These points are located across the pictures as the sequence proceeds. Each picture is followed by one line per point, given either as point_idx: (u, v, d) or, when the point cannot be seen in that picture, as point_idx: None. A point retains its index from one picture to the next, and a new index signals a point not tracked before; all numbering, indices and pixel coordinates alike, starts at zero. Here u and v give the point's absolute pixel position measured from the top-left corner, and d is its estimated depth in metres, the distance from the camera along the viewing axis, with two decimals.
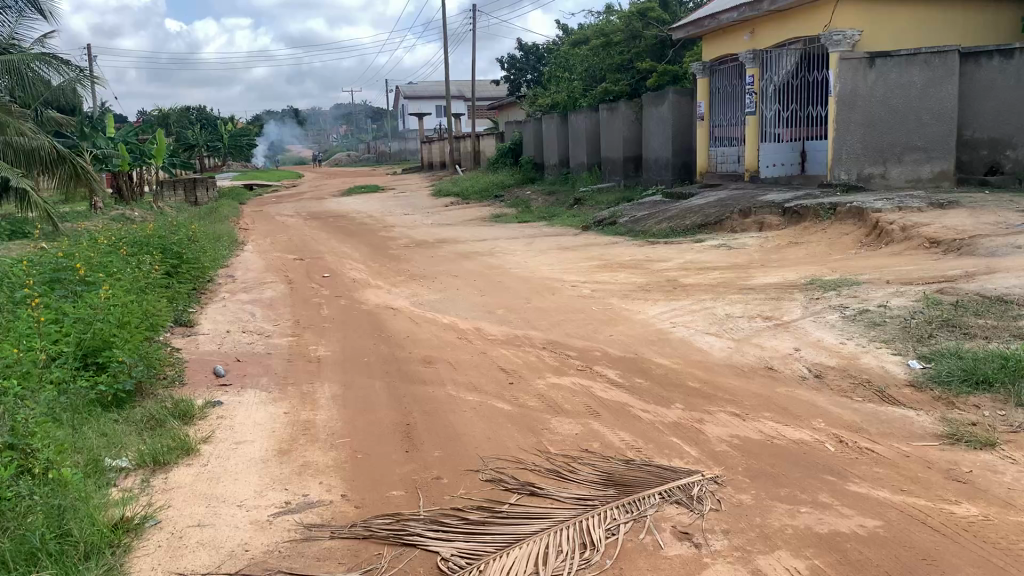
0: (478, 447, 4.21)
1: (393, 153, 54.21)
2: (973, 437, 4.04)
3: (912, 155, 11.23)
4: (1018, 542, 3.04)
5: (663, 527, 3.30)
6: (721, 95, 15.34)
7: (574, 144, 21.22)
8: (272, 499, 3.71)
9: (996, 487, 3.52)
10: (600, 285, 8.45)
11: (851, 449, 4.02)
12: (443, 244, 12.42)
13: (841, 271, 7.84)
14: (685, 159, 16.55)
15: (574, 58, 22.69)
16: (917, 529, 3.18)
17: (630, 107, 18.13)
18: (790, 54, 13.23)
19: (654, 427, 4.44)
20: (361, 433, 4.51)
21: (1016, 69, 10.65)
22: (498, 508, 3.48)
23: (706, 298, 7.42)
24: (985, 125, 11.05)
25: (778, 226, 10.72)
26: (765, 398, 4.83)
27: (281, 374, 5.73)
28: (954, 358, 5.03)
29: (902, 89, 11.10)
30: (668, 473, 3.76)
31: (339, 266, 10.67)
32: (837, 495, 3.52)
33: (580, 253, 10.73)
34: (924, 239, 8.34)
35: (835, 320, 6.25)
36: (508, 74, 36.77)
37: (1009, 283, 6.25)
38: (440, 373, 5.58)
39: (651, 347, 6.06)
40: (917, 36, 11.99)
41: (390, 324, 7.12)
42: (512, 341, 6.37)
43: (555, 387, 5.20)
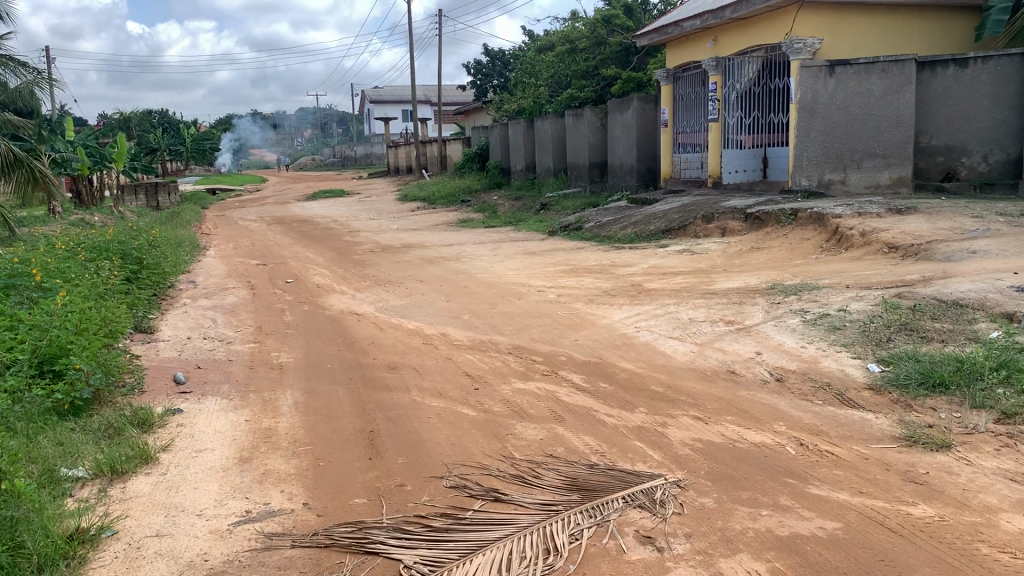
0: (442, 454, 4.20)
1: (359, 157, 54.04)
2: (930, 438, 4.11)
3: (871, 162, 11.43)
4: (972, 543, 3.10)
5: (626, 531, 3.31)
6: (685, 102, 15.46)
7: (541, 149, 21.31)
8: (233, 507, 3.66)
9: (951, 489, 3.58)
10: (565, 290, 8.47)
11: (811, 452, 4.07)
12: (409, 249, 12.41)
13: (801, 277, 7.94)
14: (650, 165, 16.68)
15: (541, 64, 22.89)
16: (875, 530, 3.22)
17: (596, 113, 18.25)
18: (752, 62, 13.41)
19: (618, 432, 4.46)
20: (323, 441, 4.47)
21: (971, 78, 10.88)
22: (461, 515, 3.46)
23: (670, 302, 7.49)
24: (942, 133, 11.28)
25: (741, 231, 10.84)
26: (726, 402, 4.88)
27: (243, 381, 5.66)
28: (912, 360, 5.12)
29: (862, 97, 11.28)
30: (631, 477, 3.77)
31: (303, 271, 10.60)
32: (797, 497, 3.56)
33: (546, 258, 10.75)
34: (882, 245, 8.48)
35: (796, 324, 6.33)
36: (474, 80, 36.87)
37: (965, 287, 6.38)
38: (404, 379, 5.56)
39: (616, 352, 6.09)
40: (876, 45, 12.20)
41: (354, 330, 7.07)
42: (477, 347, 6.36)
43: (520, 392, 5.19)
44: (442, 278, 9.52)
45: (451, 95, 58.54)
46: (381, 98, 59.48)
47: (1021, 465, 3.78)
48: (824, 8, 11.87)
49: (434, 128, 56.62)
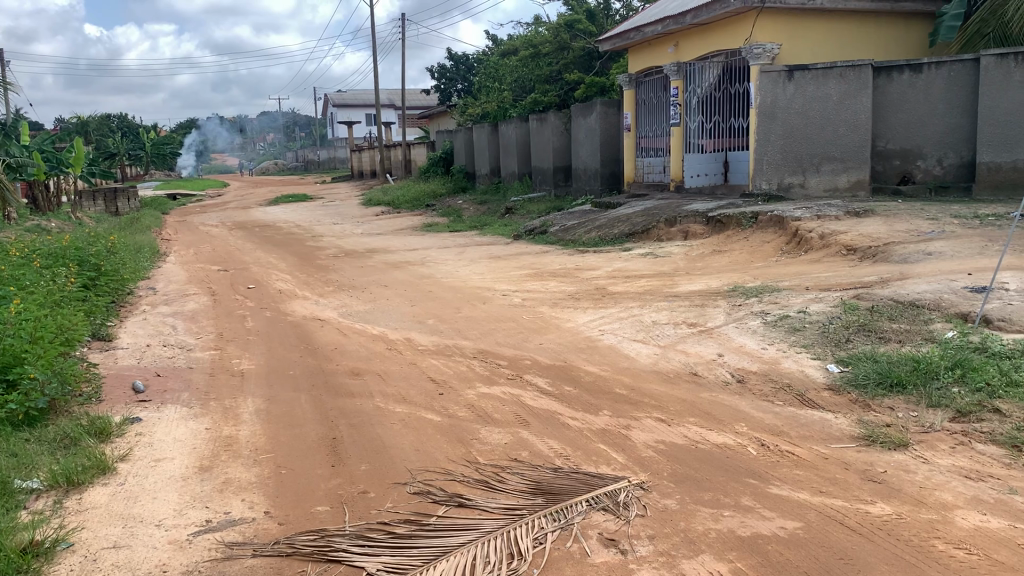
0: (405, 460, 4.17)
1: (322, 161, 53.65)
2: (887, 438, 4.17)
3: (829, 166, 11.61)
4: (929, 539, 3.15)
5: (590, 534, 3.32)
6: (648, 106, 15.57)
7: (506, 154, 21.35)
8: (192, 517, 3.60)
9: (908, 487, 3.63)
10: (530, 294, 8.48)
11: (772, 452, 4.12)
12: (372, 254, 12.34)
13: (761, 279, 8.04)
14: (613, 169, 16.78)
15: (505, 68, 22.92)
16: (835, 530, 3.26)
17: (559, 117, 18.33)
18: (712, 67, 13.57)
19: (582, 435, 4.47)
20: (284, 448, 4.42)
21: (925, 84, 11.10)
22: (426, 521, 3.44)
23: (634, 305, 7.53)
24: (898, 137, 11.49)
25: (703, 234, 10.94)
26: (689, 404, 4.92)
27: (203, 389, 5.58)
28: (870, 361, 5.20)
29: (820, 101, 11.46)
30: (595, 480, 3.77)
31: (265, 276, 10.49)
32: (759, 498, 3.59)
33: (511, 262, 10.76)
34: (842, 247, 8.60)
35: (756, 326, 6.40)
36: (438, 84, 36.85)
37: (921, 288, 6.50)
38: (368, 385, 5.52)
39: (581, 354, 6.11)
40: (833, 50, 12.42)
41: (317, 336, 7.00)
42: (443, 352, 6.34)
43: (485, 397, 5.18)
44: (406, 283, 9.49)
45: (414, 99, 58.45)
46: (344, 102, 59.19)
47: (975, 462, 3.86)
48: (781, 14, 12.05)
49: (398, 133, 56.53)
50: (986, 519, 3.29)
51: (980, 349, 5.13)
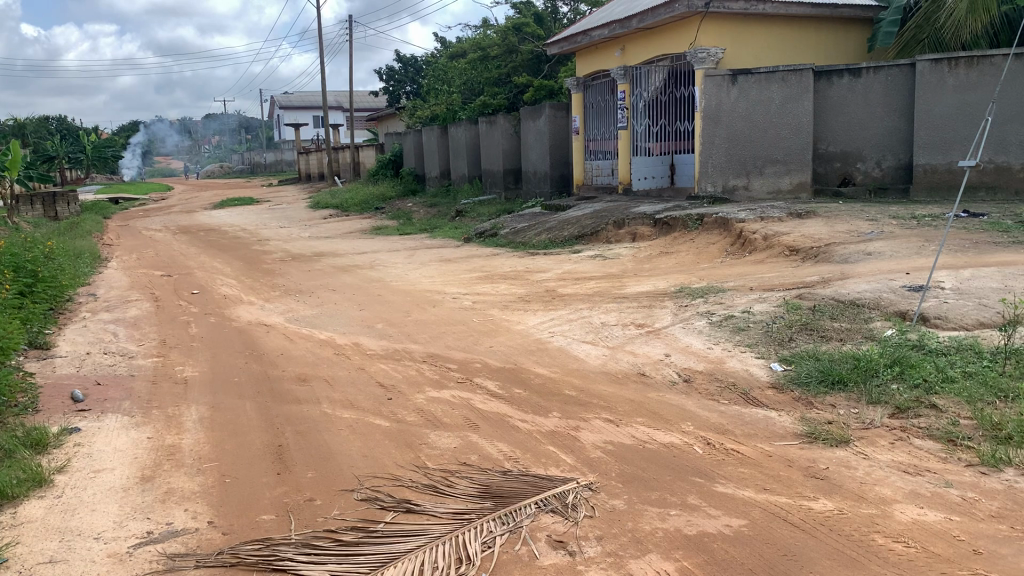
0: (353, 466, 4.13)
1: (268, 164, 52.98)
2: (829, 434, 4.25)
3: (772, 168, 11.81)
4: (869, 534, 3.22)
5: (539, 537, 3.32)
6: (596, 109, 15.69)
7: (456, 157, 21.35)
8: (133, 529, 3.52)
9: (849, 482, 3.71)
10: (480, 297, 8.48)
11: (718, 451, 4.17)
12: (320, 258, 12.20)
13: (707, 280, 8.15)
14: (562, 172, 16.88)
15: (452, 71, 22.85)
16: (779, 526, 3.31)
17: (508, 120, 18.38)
18: (658, 71, 13.73)
19: (532, 437, 4.47)
20: (229, 457, 4.34)
21: (864, 88, 11.38)
22: (373, 527, 3.41)
23: (583, 307, 7.56)
24: (838, 139, 11.75)
25: (650, 236, 11.07)
26: (637, 403, 4.96)
27: (145, 397, 5.46)
28: (812, 360, 5.30)
29: (763, 105, 11.66)
30: (544, 482, 3.78)
31: (209, 281, 10.31)
32: (704, 496, 3.63)
33: (461, 265, 10.75)
34: (784, 248, 8.77)
35: (702, 326, 6.48)
36: (387, 86, 36.68)
37: (861, 287, 6.65)
38: (314, 391, 5.45)
39: (530, 357, 6.12)
40: (775, 55, 12.64)
41: (263, 342, 6.89)
42: (392, 356, 6.29)
43: (434, 401, 5.15)
44: (355, 286, 9.42)
45: (362, 101, 58.08)
46: (291, 104, 58.55)
47: (913, 457, 3.96)
48: (725, 19, 12.23)
49: (347, 134, 56.12)
50: (923, 512, 3.37)
51: (918, 346, 5.27)
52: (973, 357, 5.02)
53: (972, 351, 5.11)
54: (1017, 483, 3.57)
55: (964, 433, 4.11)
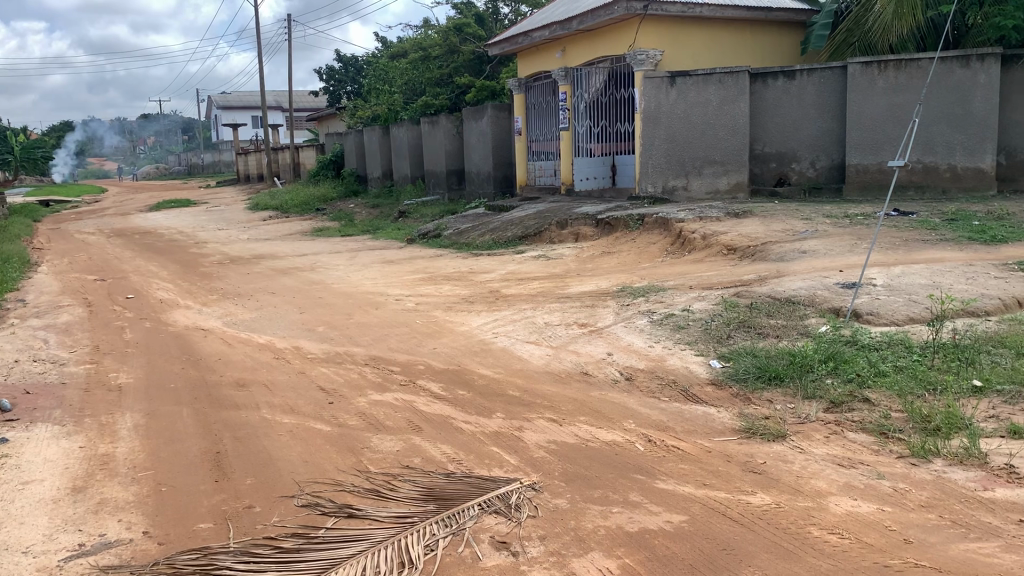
0: (293, 472, 4.07)
1: (205, 165, 51.98)
2: (766, 429, 4.34)
3: (710, 169, 12.01)
4: (805, 526, 3.29)
5: (481, 538, 3.31)
6: (537, 110, 15.74)
7: (398, 157, 21.24)
8: (63, 542, 3.41)
9: (786, 476, 3.79)
10: (423, 298, 8.45)
11: (659, 448, 4.21)
12: (260, 260, 12.00)
13: (648, 279, 8.23)
14: (505, 172, 16.92)
15: (393, 71, 22.69)
16: (718, 521, 3.36)
17: (450, 121, 18.34)
18: (599, 72, 13.84)
19: (475, 438, 4.46)
20: (165, 464, 4.25)
21: (798, 90, 11.64)
22: (314, 534, 3.37)
23: (526, 307, 7.58)
24: (774, 140, 11.99)
25: (592, 236, 11.17)
26: (580, 403, 4.99)
27: (76, 406, 5.30)
28: (749, 356, 5.40)
29: (700, 107, 11.85)
30: (487, 483, 3.77)
31: (144, 285, 10.06)
32: (646, 493, 3.67)
33: (404, 266, 10.69)
34: (722, 247, 8.91)
35: (644, 325, 6.55)
36: (327, 85, 36.31)
37: (797, 285, 6.79)
38: (254, 395, 5.37)
39: (474, 358, 6.11)
40: (713, 57, 12.84)
41: (200, 347, 6.75)
42: (333, 359, 6.23)
43: (377, 404, 5.11)
44: (295, 289, 9.30)
45: (302, 101, 57.42)
46: (229, 104, 57.54)
47: (847, 450, 4.06)
48: (663, 22, 12.39)
49: (287, 134, 55.40)
50: (857, 504, 3.46)
51: (851, 342, 5.41)
52: (904, 351, 5.18)
53: (902, 346, 5.27)
54: (945, 473, 3.69)
55: (895, 426, 4.23)
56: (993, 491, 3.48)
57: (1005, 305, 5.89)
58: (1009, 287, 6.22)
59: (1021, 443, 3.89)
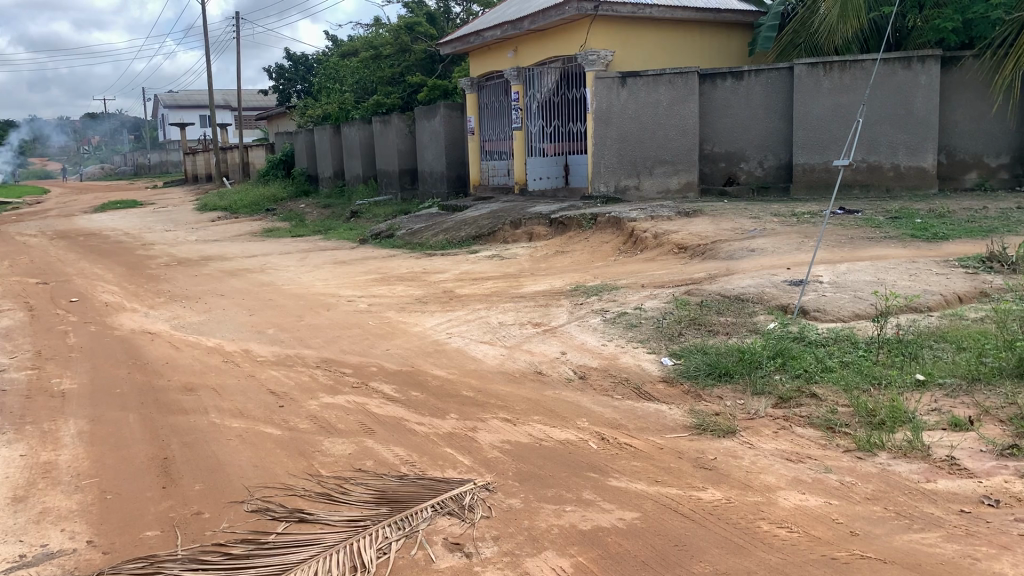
0: (243, 477, 4.01)
1: (152, 165, 50.99)
2: (716, 426, 4.39)
3: (661, 168, 12.12)
4: (754, 521, 3.33)
5: (435, 540, 3.30)
6: (490, 109, 15.74)
7: (350, 157, 21.08)
8: (3, 553, 3.31)
9: (735, 472, 3.84)
10: (376, 299, 8.39)
11: (611, 446, 4.23)
12: (208, 262, 11.80)
13: (601, 278, 8.29)
14: (459, 172, 16.88)
15: (343, 69, 22.49)
16: (671, 518, 3.39)
17: (402, 120, 18.24)
18: (550, 72, 13.88)
19: (429, 439, 4.44)
20: (110, 472, 4.15)
21: (746, 91, 11.81)
22: (264, 539, 3.31)
23: (480, 307, 7.57)
24: (723, 141, 12.14)
25: (546, 235, 11.19)
26: (534, 402, 4.99)
27: (17, 413, 5.15)
28: (700, 354, 5.46)
29: (651, 107, 11.95)
30: (440, 485, 3.76)
31: (88, 288, 9.82)
32: (598, 491, 3.69)
33: (356, 266, 10.60)
34: (673, 246, 8.99)
35: (597, 323, 6.58)
36: (276, 84, 35.87)
37: (745, 283, 6.89)
38: (202, 400, 5.27)
39: (427, 359, 6.08)
40: (663, 57, 12.96)
41: (147, 351, 6.61)
42: (284, 362, 6.14)
43: (329, 407, 5.05)
44: (245, 291, 9.17)
45: (252, 101, 56.64)
46: (176, 103, 56.51)
47: (795, 445, 4.12)
48: (614, 22, 12.46)
49: (236, 134, 54.64)
50: (805, 498, 3.52)
51: (799, 338, 5.51)
52: (849, 347, 5.28)
53: (848, 342, 5.37)
54: (890, 466, 3.77)
55: (842, 421, 4.32)
56: (936, 482, 3.57)
57: (946, 301, 6.05)
58: (950, 283, 6.38)
59: (961, 435, 4.00)
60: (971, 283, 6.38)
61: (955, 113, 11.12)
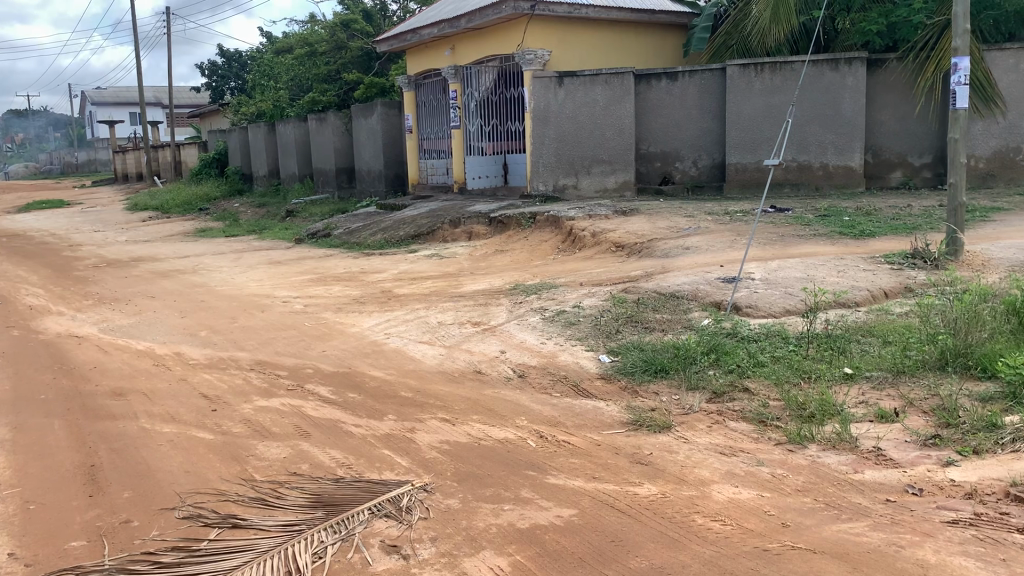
0: (174, 483, 3.91)
1: (79, 164, 49.44)
2: (652, 421, 4.44)
3: (598, 167, 12.22)
4: (689, 515, 3.38)
5: (372, 543, 3.27)
6: (427, 108, 15.65)
7: (285, 155, 20.78)
8: None
9: (671, 466, 3.89)
10: (312, 299, 8.28)
11: (550, 443, 4.25)
12: (138, 263, 11.49)
13: (539, 276, 8.33)
14: (396, 170, 16.77)
15: (279, 66, 22.15)
16: (608, 514, 3.42)
17: (339, 119, 18.04)
18: (488, 71, 13.88)
19: (365, 441, 4.40)
20: (34, 481, 4.01)
21: (680, 91, 11.99)
22: (195, 546, 3.24)
23: (419, 307, 7.52)
24: (658, 140, 12.30)
25: (485, 234, 11.19)
26: (473, 401, 4.99)
27: None
28: (636, 350, 5.53)
29: (588, 107, 12.04)
30: (377, 487, 3.73)
31: (11, 291, 9.47)
32: (537, 489, 3.70)
33: (292, 267, 10.43)
34: (611, 245, 9.08)
35: (536, 321, 6.61)
36: (209, 81, 35.15)
37: (680, 280, 6.99)
38: (131, 405, 5.13)
39: (365, 359, 6.02)
40: (600, 57, 13.08)
41: (73, 355, 6.41)
42: (217, 365, 6.02)
43: (263, 410, 4.97)
44: (177, 292, 8.95)
45: (184, 99, 55.37)
46: (104, 100, 54.88)
47: (729, 439, 4.20)
48: (550, 22, 12.51)
49: (168, 132, 53.39)
50: (738, 491, 3.59)
51: (732, 334, 5.62)
52: (780, 342, 5.41)
53: (779, 337, 5.50)
54: (820, 457, 3.87)
55: (773, 414, 4.41)
56: (863, 473, 3.68)
57: (873, 297, 6.24)
58: (876, 279, 6.57)
59: (887, 426, 4.13)
60: (897, 278, 6.59)
61: (881, 114, 11.47)
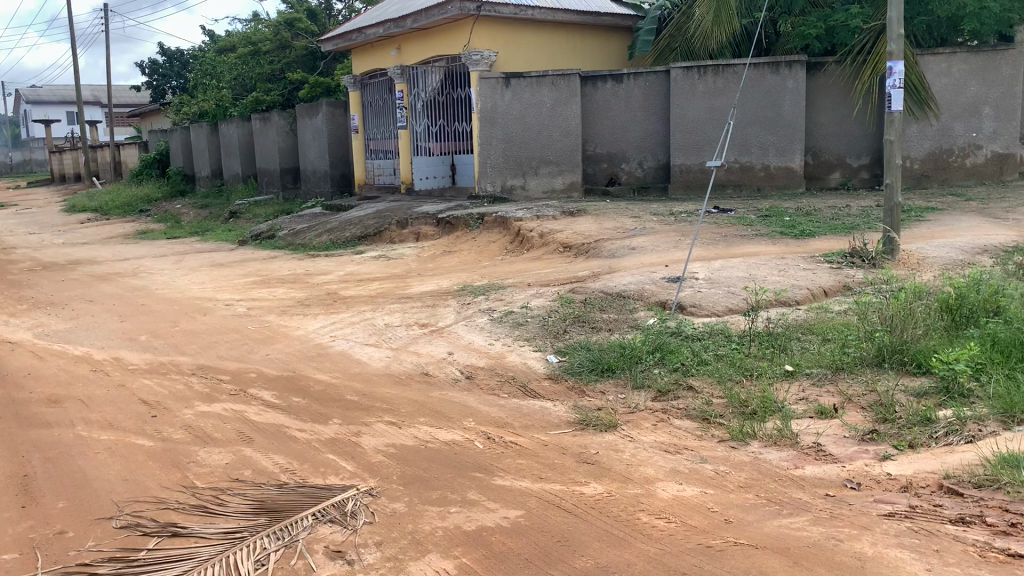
0: (111, 491, 3.82)
1: (13, 164, 47.91)
2: (598, 421, 4.47)
3: (546, 168, 12.26)
4: (634, 513, 3.41)
5: (316, 549, 3.23)
6: (373, 108, 15.53)
7: (228, 155, 20.45)
8: None
9: (617, 465, 3.92)
10: (256, 302, 8.15)
11: (497, 445, 4.25)
12: (75, 266, 11.17)
13: (488, 277, 8.33)
14: (342, 170, 16.62)
15: (222, 65, 21.76)
16: (553, 514, 3.43)
17: (283, 118, 17.81)
18: (434, 71, 13.83)
19: (310, 446, 4.35)
20: None
21: (626, 93, 12.10)
22: (134, 556, 3.17)
23: (365, 309, 7.47)
24: (604, 141, 12.39)
25: (433, 235, 11.14)
26: (420, 404, 4.96)
27: None
28: (584, 350, 5.55)
29: (535, 107, 12.07)
30: (322, 492, 3.68)
31: None
32: (483, 490, 3.70)
33: (236, 269, 10.26)
34: (558, 245, 9.12)
35: (484, 322, 6.60)
36: (150, 80, 34.38)
37: (626, 280, 7.05)
38: (67, 412, 4.99)
39: (310, 363, 5.95)
40: (547, 58, 13.13)
41: (6, 361, 6.20)
42: (157, 370, 5.89)
43: (205, 416, 4.88)
44: (117, 296, 8.74)
45: (123, 98, 54.06)
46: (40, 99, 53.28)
47: (674, 436, 4.25)
48: (497, 23, 12.53)
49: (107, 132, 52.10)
50: (682, 488, 3.63)
51: (676, 332, 5.69)
52: (723, 341, 5.49)
53: (722, 335, 5.58)
54: (762, 454, 3.94)
55: (716, 412, 4.47)
56: (804, 468, 3.75)
57: (813, 295, 6.38)
58: (816, 277, 6.72)
59: (826, 422, 4.22)
60: (836, 277, 6.74)
61: (820, 116, 11.72)
